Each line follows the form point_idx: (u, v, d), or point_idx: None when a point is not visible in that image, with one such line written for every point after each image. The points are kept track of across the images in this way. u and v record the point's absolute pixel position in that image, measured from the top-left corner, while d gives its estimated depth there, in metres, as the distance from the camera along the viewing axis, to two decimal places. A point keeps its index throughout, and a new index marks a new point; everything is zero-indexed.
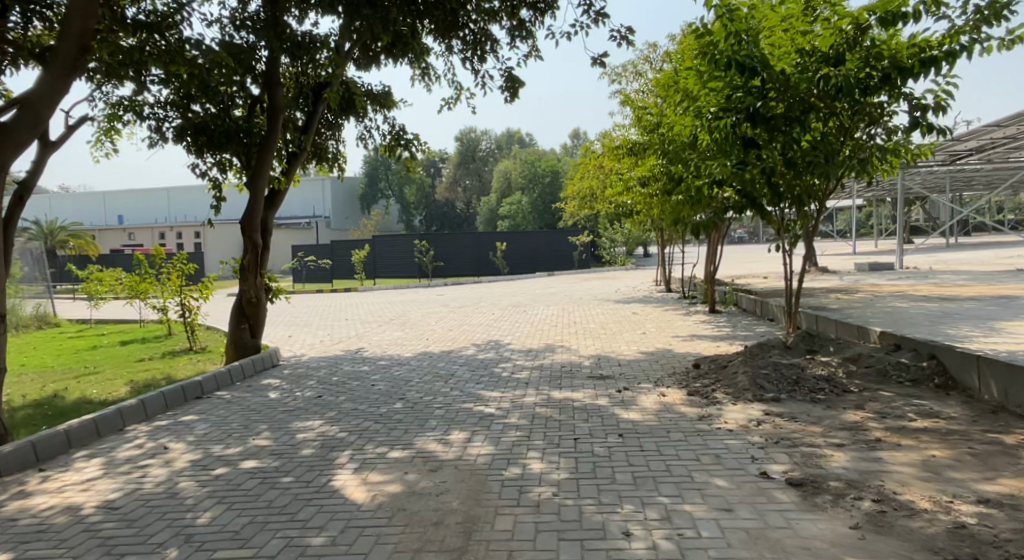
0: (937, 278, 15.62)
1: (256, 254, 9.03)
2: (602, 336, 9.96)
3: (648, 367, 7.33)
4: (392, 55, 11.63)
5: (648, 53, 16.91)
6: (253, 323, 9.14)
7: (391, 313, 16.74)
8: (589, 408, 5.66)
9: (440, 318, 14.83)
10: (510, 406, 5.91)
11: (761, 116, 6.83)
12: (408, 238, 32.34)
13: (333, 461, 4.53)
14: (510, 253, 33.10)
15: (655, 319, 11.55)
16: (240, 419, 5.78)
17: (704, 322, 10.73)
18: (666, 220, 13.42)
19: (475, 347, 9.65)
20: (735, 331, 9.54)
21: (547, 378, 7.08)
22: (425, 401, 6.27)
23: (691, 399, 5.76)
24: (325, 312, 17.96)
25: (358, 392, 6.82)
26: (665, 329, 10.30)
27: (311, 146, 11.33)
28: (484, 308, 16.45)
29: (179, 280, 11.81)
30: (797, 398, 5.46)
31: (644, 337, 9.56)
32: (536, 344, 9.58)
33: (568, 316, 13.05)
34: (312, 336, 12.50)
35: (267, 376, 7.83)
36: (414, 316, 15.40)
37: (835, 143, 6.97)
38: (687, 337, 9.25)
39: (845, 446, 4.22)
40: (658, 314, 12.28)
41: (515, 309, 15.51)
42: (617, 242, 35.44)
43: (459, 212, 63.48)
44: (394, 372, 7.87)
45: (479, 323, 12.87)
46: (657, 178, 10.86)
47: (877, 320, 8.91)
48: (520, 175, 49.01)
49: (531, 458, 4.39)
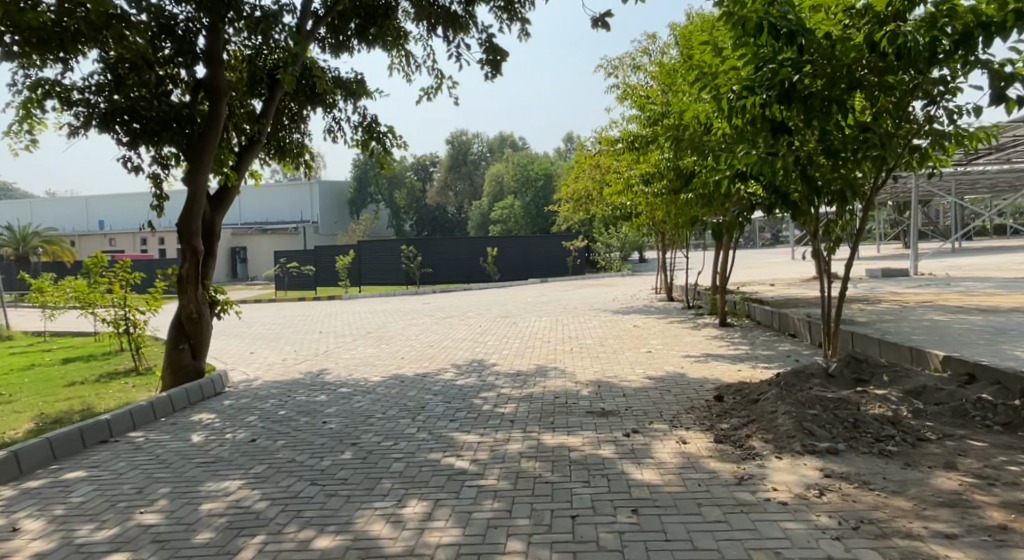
0: (962, 285, 14.41)
1: (197, 262, 7.67)
2: (601, 356, 8.68)
3: (660, 399, 6.05)
4: (364, 40, 10.42)
5: (648, 44, 15.70)
6: (195, 342, 7.82)
7: (370, 325, 15.44)
8: (589, 462, 4.38)
9: (421, 331, 13.53)
10: (490, 457, 4.63)
11: (797, 94, 5.62)
12: (395, 244, 31.00)
13: (233, 556, 3.21)
14: (502, 259, 31.87)
15: (661, 334, 10.29)
16: (138, 478, 4.46)
17: (717, 338, 9.48)
18: (673, 223, 12.11)
19: (456, 370, 8.36)
20: (756, 350, 8.29)
21: (537, 414, 5.79)
22: (382, 448, 4.97)
23: (720, 450, 4.49)
24: (298, 324, 16.61)
25: (302, 433, 5.51)
26: (672, 346, 9.04)
27: (272, 138, 10.09)
28: (472, 320, 15.17)
29: (122, 290, 10.47)
30: (860, 451, 4.20)
31: (649, 358, 8.28)
32: (526, 365, 8.30)
33: (562, 329, 11.80)
34: (276, 354, 11.17)
35: (200, 409, 6.51)
36: (394, 329, 14.09)
37: (887, 126, 5.74)
38: (701, 358, 7.98)
39: (958, 539, 2.95)
40: (662, 328, 11.04)
41: (505, 320, 14.26)
42: (613, 246, 34.39)
43: (450, 216, 62.19)
44: (354, 405, 6.56)
45: (463, 338, 11.58)
46: (664, 174, 9.65)
47: (922, 337, 7.66)
48: (513, 179, 47.92)
49: (511, 554, 3.10)
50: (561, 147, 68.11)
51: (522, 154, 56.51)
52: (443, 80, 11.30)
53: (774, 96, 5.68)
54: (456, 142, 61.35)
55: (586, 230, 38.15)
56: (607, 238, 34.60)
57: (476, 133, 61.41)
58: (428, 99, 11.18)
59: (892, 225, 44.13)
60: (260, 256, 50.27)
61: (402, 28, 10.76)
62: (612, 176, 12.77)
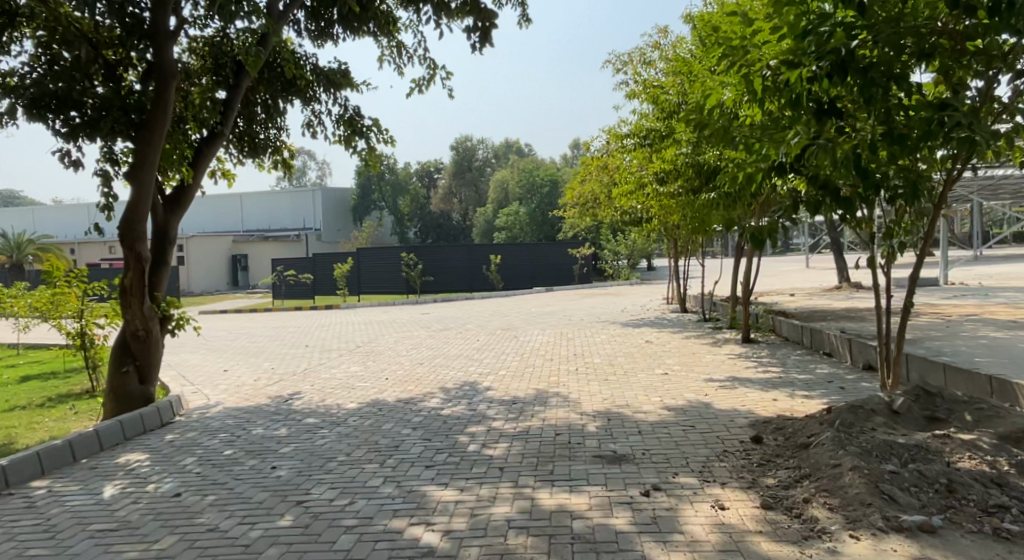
0: (1002, 296, 13.26)
1: (145, 270, 6.65)
2: (609, 379, 7.57)
3: (683, 440, 4.97)
4: (348, 25, 9.46)
5: (659, 38, 14.69)
6: (142, 363, 6.80)
7: (360, 339, 14.36)
8: (598, 540, 3.28)
9: (414, 346, 12.46)
10: (468, 528, 3.52)
11: (854, 64, 4.57)
12: (395, 251, 29.99)
13: None
14: (505, 267, 30.85)
15: (677, 352, 9.19)
16: (5, 556, 3.40)
17: (742, 357, 8.35)
18: (689, 228, 10.95)
19: (443, 395, 7.28)
20: (790, 372, 7.17)
21: (533, 460, 4.69)
22: (332, 511, 3.88)
23: (772, 523, 3.38)
24: (285, 338, 15.55)
25: (240, 485, 4.43)
26: (691, 367, 7.91)
27: (244, 132, 9.13)
28: (469, 333, 14.10)
29: (79, 300, 9.29)
30: (966, 529, 3.08)
31: (666, 382, 7.19)
32: (524, 391, 7.20)
33: (566, 345, 10.71)
34: (250, 372, 10.10)
35: (132, 448, 5.45)
36: (385, 344, 13.03)
37: (965, 104, 4.65)
38: (727, 383, 6.86)
39: None
40: (677, 344, 9.94)
41: (505, 334, 13.19)
42: (620, 254, 33.41)
43: (455, 224, 61.28)
44: (316, 442, 5.49)
45: (458, 356, 10.49)
46: (680, 172, 8.62)
47: (987, 359, 6.52)
48: (518, 185, 47.03)
49: None
50: (568, 153, 67.29)
51: (526, 160, 55.70)
52: (436, 71, 10.28)
53: (826, 67, 4.61)
54: (460, 147, 60.62)
55: (592, 236, 37.13)
56: (614, 245, 33.58)
57: (481, 139, 60.67)
58: (418, 92, 10.13)
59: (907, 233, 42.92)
60: (260, 264, 49.41)
61: (394, 14, 9.74)
62: (622, 176, 11.66)
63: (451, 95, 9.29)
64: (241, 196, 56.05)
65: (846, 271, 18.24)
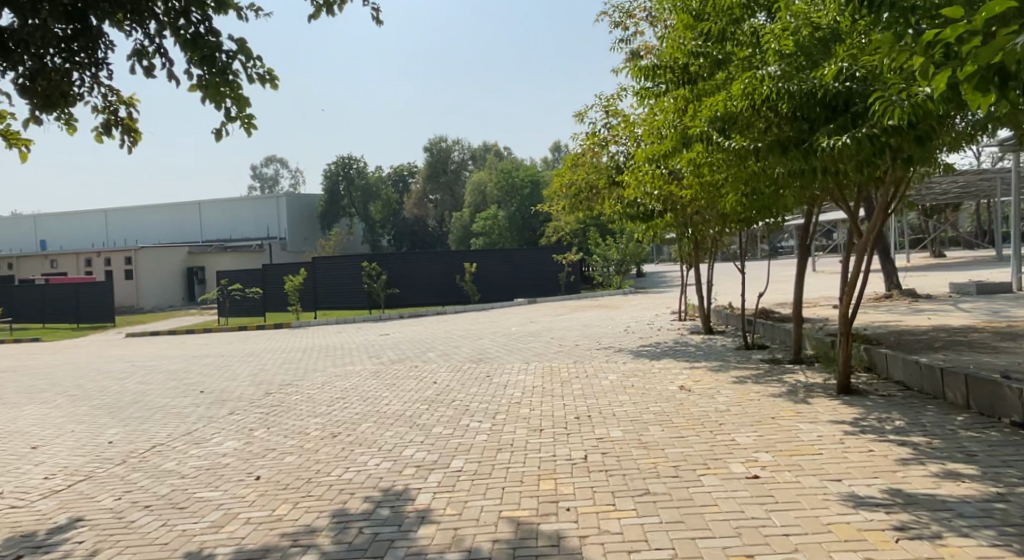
0: None
1: None
2: (653, 494, 3.98)
3: None
4: None
5: None
6: None
7: (279, 380, 10.65)
8: None
9: (342, 395, 8.80)
10: None
11: None
12: (355, 261, 26.25)
13: None
14: (481, 276, 27.28)
15: (743, 417, 5.64)
16: None
17: (871, 432, 4.81)
18: (746, 212, 7.46)
19: (324, 546, 3.60)
20: (1016, 484, 3.61)
21: None
22: None
23: None
24: (188, 378, 11.79)
25: None
26: (794, 460, 4.37)
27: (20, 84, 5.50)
28: (427, 369, 10.45)
29: None
30: None
31: (774, 508, 3.61)
32: (489, 538, 3.56)
33: (560, 398, 7.14)
34: (65, 455, 6.37)
35: None
36: (305, 391, 9.34)
37: None
38: (910, 519, 3.28)
39: None
40: (733, 398, 6.38)
41: (472, 373, 9.62)
42: (610, 259, 29.93)
43: (431, 231, 57.72)
44: None
45: (396, 420, 6.87)
46: (732, 120, 5.14)
47: None
48: (497, 188, 43.58)
49: None
50: (549, 155, 64.11)
51: (505, 161, 52.23)
52: None
53: None
54: (434, 149, 56.87)
55: (579, 241, 33.85)
56: (604, 250, 30.12)
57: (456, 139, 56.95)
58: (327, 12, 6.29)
59: (911, 234, 40.20)
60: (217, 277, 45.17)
61: None
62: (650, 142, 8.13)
63: (379, 20, 5.54)
64: (200, 201, 52.44)
65: (894, 276, 14.90)
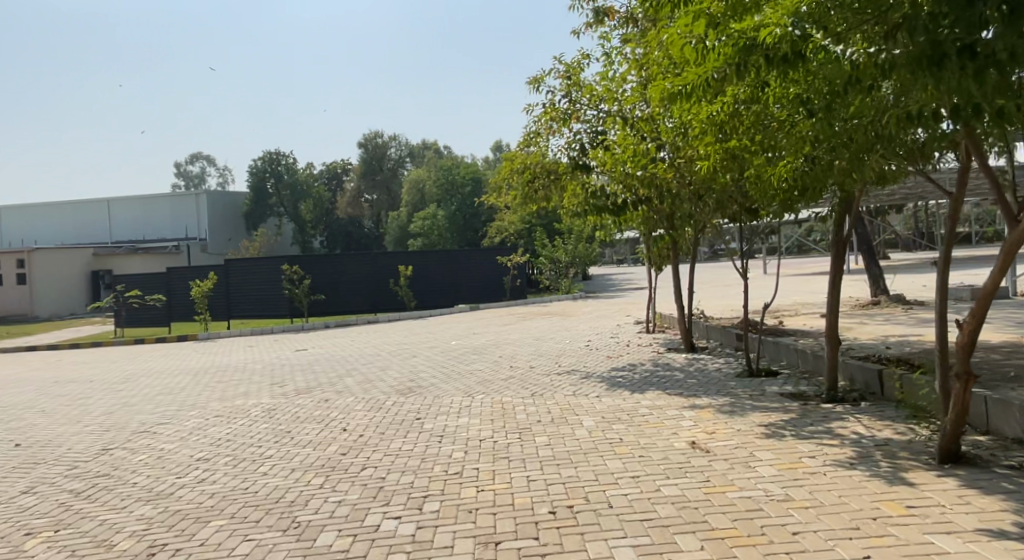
0: None
1: None
2: None
3: None
4: None
5: None
6: None
7: (136, 424, 7.87)
8: None
9: (208, 455, 6.16)
10: None
11: None
12: (273, 263, 23.12)
13: None
14: (418, 281, 24.76)
15: (825, 519, 3.42)
16: None
17: None
18: (783, 195, 5.46)
19: None
20: None
21: None
22: None
23: None
24: (16, 421, 8.78)
25: None
26: None
27: None
28: (339, 407, 7.90)
29: None
30: None
31: None
32: None
33: (521, 469, 4.77)
34: None
35: None
36: (159, 446, 6.64)
37: None
38: None
39: None
40: (786, 472, 4.18)
41: (396, 415, 7.15)
42: (557, 261, 27.94)
43: (367, 231, 54.58)
44: None
45: (265, 514, 4.34)
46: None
47: None
48: (435, 186, 41.17)
49: None
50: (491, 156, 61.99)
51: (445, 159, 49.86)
52: None
53: None
54: (369, 145, 53.88)
55: (524, 240, 31.91)
56: (551, 251, 28.06)
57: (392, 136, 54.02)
58: None
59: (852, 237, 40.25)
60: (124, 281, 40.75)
61: None
62: None
63: None
64: (108, 199, 47.58)
65: (880, 282, 13.36)
